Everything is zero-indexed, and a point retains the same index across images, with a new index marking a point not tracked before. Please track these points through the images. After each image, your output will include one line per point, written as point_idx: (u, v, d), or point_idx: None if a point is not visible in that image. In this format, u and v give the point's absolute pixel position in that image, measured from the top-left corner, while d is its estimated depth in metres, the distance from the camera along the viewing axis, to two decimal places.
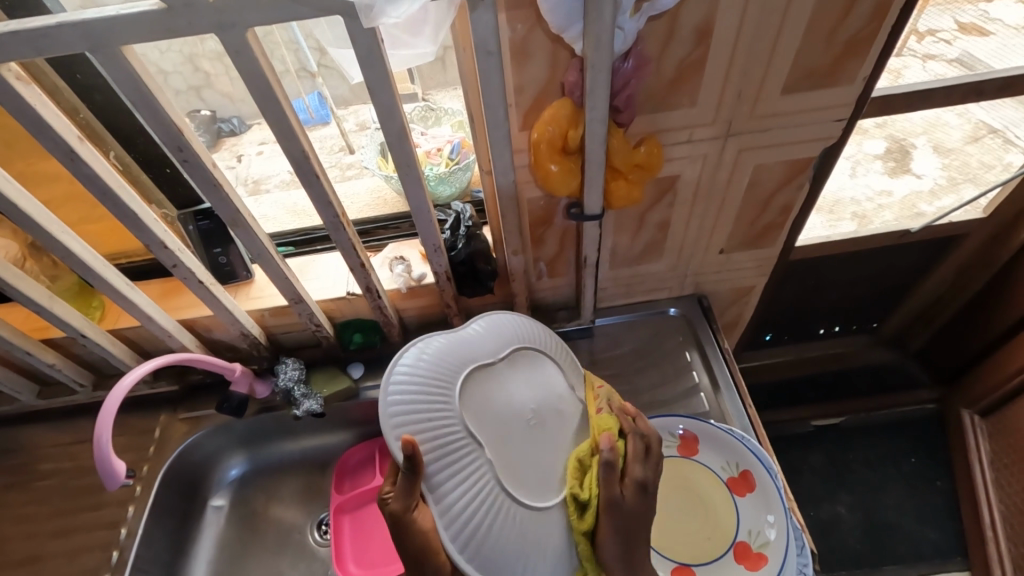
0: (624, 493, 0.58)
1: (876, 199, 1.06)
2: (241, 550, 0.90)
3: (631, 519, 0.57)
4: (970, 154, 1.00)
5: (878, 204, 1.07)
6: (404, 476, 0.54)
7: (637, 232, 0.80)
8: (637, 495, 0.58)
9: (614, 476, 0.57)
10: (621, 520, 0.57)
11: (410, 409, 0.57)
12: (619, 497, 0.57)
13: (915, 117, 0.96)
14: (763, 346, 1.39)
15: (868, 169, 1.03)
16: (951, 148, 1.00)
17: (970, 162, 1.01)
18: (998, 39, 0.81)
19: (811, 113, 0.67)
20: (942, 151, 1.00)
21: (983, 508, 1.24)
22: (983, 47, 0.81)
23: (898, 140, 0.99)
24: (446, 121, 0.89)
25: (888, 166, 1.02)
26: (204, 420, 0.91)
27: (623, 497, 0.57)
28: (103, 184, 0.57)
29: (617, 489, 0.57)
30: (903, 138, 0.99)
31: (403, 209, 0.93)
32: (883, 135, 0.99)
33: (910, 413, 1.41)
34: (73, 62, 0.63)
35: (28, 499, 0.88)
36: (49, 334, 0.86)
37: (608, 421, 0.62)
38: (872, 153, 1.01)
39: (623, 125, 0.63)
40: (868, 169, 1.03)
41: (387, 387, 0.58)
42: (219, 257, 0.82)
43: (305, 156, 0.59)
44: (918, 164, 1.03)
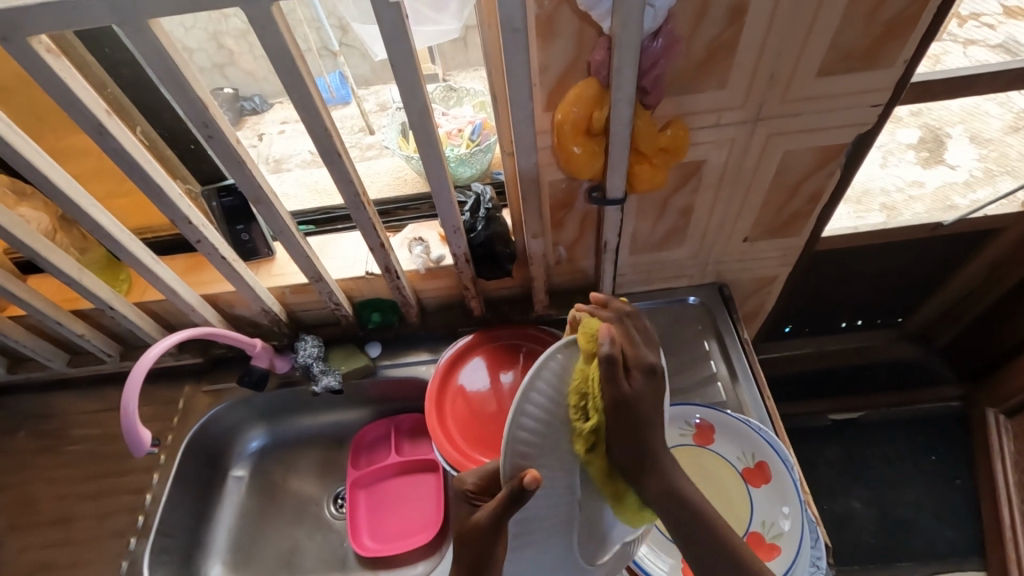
0: (631, 389, 0.49)
1: (907, 190, 1.03)
2: (261, 520, 0.92)
3: (641, 414, 0.49)
4: (1009, 146, 0.96)
5: (908, 195, 1.04)
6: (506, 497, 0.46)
7: (659, 217, 0.79)
8: (644, 386, 0.50)
9: (618, 370, 0.48)
10: (632, 431, 0.49)
11: (554, 407, 0.48)
12: (626, 395, 0.49)
13: (953, 106, 0.91)
14: (783, 338, 1.37)
15: (899, 160, 1.00)
16: (990, 139, 0.96)
17: (1009, 154, 0.97)
18: None
19: (845, 97, 0.65)
20: (980, 142, 0.97)
21: (1005, 509, 1.21)
22: None
23: (933, 130, 0.95)
24: (468, 101, 0.88)
25: (922, 156, 0.99)
26: (226, 393, 0.93)
27: (631, 392, 0.49)
28: (130, 158, 0.58)
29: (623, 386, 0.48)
30: (940, 127, 0.95)
31: (422, 190, 0.93)
32: (918, 124, 0.94)
33: (932, 411, 1.38)
34: (102, 36, 0.64)
35: (59, 462, 0.91)
36: (79, 305, 0.88)
37: (593, 324, 0.52)
38: (905, 144, 0.97)
39: (649, 106, 0.61)
40: (900, 159, 0.99)
41: (527, 391, 0.47)
42: (241, 233, 0.84)
43: (327, 134, 0.58)
44: (953, 154, 0.99)
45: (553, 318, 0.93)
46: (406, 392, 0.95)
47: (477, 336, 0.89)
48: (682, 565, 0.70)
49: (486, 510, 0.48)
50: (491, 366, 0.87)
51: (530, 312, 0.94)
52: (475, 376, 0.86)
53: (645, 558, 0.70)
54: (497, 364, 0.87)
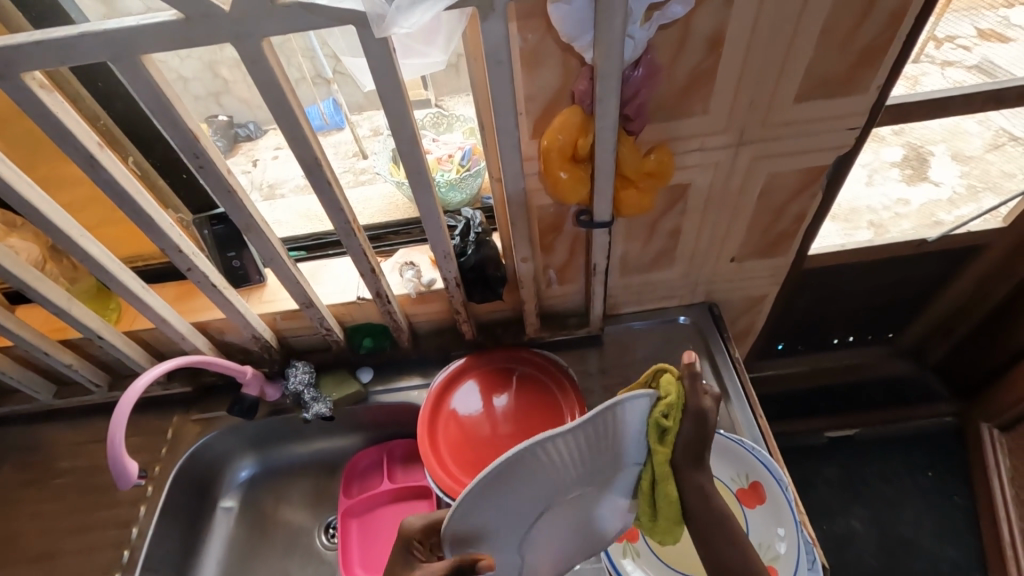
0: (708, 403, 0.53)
1: (892, 208, 1.05)
2: (250, 551, 0.90)
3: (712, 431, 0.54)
4: (991, 163, 0.99)
5: (895, 213, 1.06)
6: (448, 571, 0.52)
7: (648, 240, 0.80)
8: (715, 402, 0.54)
9: (699, 385, 0.53)
10: (699, 435, 0.53)
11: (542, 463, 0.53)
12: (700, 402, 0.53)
13: (933, 125, 0.94)
14: (776, 355, 1.37)
15: (884, 177, 1.02)
16: (971, 157, 0.98)
17: (991, 171, 1.00)
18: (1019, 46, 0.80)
19: (824, 121, 0.66)
20: (962, 160, 0.98)
21: (1003, 524, 1.21)
22: (1005, 53, 0.80)
23: (916, 147, 0.97)
24: (458, 128, 0.90)
25: (905, 173, 1.00)
26: (216, 421, 0.92)
27: (711, 406, 0.53)
28: (121, 188, 0.59)
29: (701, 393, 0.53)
30: (921, 146, 0.97)
31: (414, 215, 0.94)
32: (900, 142, 0.97)
33: (927, 426, 1.38)
34: (94, 69, 0.65)
35: (44, 496, 0.90)
36: (67, 335, 0.88)
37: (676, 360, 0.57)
38: (889, 161, 0.99)
39: (633, 132, 0.63)
40: (884, 177, 1.01)
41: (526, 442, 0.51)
42: (232, 260, 0.84)
43: (317, 163, 0.59)
44: (936, 172, 1.01)
45: (545, 340, 0.93)
46: (399, 417, 0.94)
47: (470, 359, 0.89)
48: None
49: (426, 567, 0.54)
50: (484, 390, 0.87)
51: (522, 336, 0.94)
52: (467, 400, 0.86)
53: None
54: (490, 388, 0.87)
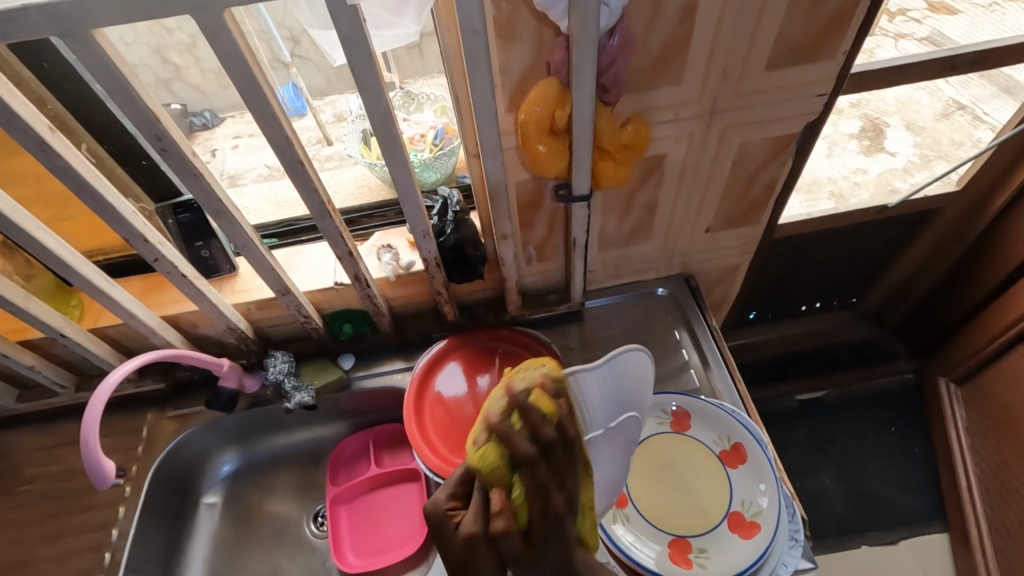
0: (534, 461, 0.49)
1: (852, 178, 1.09)
2: (237, 545, 0.89)
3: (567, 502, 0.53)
4: (941, 132, 1.04)
5: (853, 182, 1.10)
6: (491, 493, 0.48)
7: (625, 213, 0.81)
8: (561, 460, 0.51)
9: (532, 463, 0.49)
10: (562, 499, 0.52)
11: None
12: (533, 479, 0.49)
13: (889, 97, 0.99)
14: (747, 325, 1.42)
15: (843, 149, 1.05)
16: (923, 126, 1.04)
17: (941, 140, 1.05)
18: (966, 18, 0.84)
19: (793, 89, 0.67)
20: (915, 130, 1.04)
21: (960, 470, 1.28)
22: (953, 25, 0.84)
23: (872, 119, 1.02)
24: (429, 107, 0.89)
25: (863, 144, 1.04)
26: (194, 417, 0.89)
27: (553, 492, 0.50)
28: (77, 175, 0.55)
29: (544, 478, 0.50)
30: (878, 116, 1.01)
31: (389, 198, 0.92)
32: (858, 115, 1.01)
33: (889, 385, 1.45)
34: (38, 49, 0.61)
35: (12, 504, 0.86)
36: (27, 335, 0.83)
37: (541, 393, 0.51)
38: (847, 134, 1.03)
39: (610, 104, 0.62)
40: (844, 148, 1.05)
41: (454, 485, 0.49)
42: (200, 250, 0.81)
43: (289, 143, 0.57)
44: (892, 142, 1.06)
45: (527, 318, 0.93)
46: (383, 402, 0.93)
47: (452, 340, 0.89)
48: (668, 550, 0.70)
49: (473, 518, 0.49)
50: (467, 371, 0.87)
51: (504, 314, 0.94)
52: (451, 382, 0.86)
53: (631, 546, 0.70)
54: (473, 369, 0.87)
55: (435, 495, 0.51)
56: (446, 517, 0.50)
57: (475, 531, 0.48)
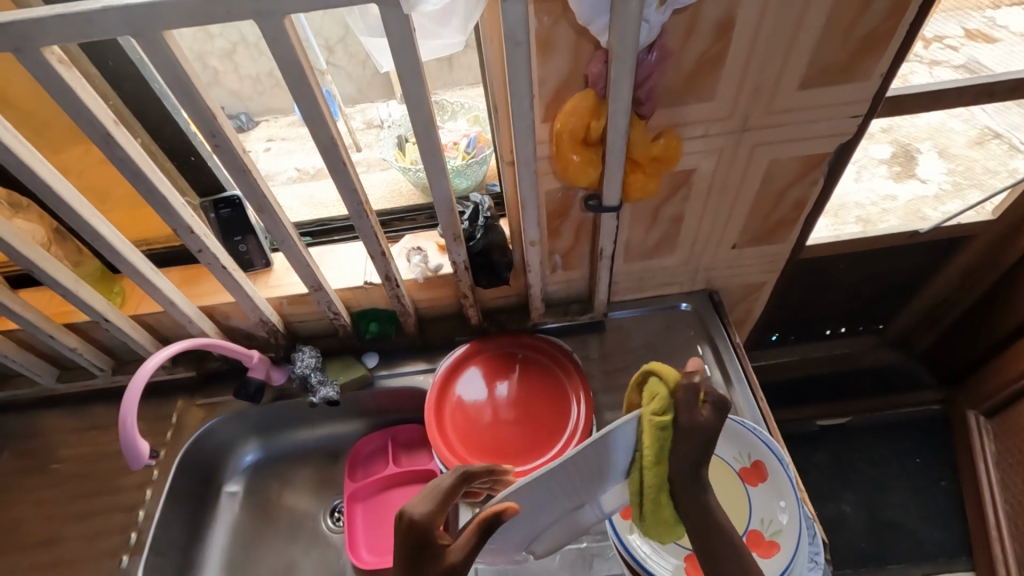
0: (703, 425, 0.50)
1: (881, 203, 1.08)
2: (255, 535, 0.91)
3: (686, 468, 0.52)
4: (974, 160, 1.03)
5: (881, 208, 1.09)
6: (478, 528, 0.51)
7: (652, 225, 0.82)
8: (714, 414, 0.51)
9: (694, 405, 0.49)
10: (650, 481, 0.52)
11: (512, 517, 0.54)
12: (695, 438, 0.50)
13: (921, 123, 0.99)
14: (769, 345, 1.41)
15: (872, 173, 1.06)
16: (956, 154, 1.03)
17: (974, 168, 1.04)
18: (1005, 46, 0.83)
19: (827, 109, 0.68)
20: (947, 156, 1.03)
21: (988, 506, 1.24)
22: (990, 53, 0.84)
23: (904, 145, 1.02)
24: (462, 116, 0.91)
25: (894, 170, 1.05)
26: (222, 406, 0.92)
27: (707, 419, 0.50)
28: (135, 166, 0.59)
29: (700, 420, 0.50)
30: (909, 143, 1.02)
31: (419, 202, 0.94)
32: (889, 140, 1.02)
33: (915, 414, 1.42)
34: (105, 49, 0.64)
35: (47, 480, 0.89)
36: (71, 318, 0.87)
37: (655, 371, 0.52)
38: (877, 158, 1.04)
39: (643, 117, 0.64)
40: (872, 173, 1.06)
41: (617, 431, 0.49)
42: (238, 245, 0.84)
43: (333, 143, 0.60)
44: (923, 169, 1.06)
45: (550, 326, 0.94)
46: (403, 402, 0.95)
47: (474, 344, 0.90)
48: (684, 565, 0.70)
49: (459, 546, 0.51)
50: (488, 375, 0.88)
51: (526, 320, 0.95)
52: (471, 386, 0.87)
53: (646, 557, 0.70)
54: (493, 374, 0.88)
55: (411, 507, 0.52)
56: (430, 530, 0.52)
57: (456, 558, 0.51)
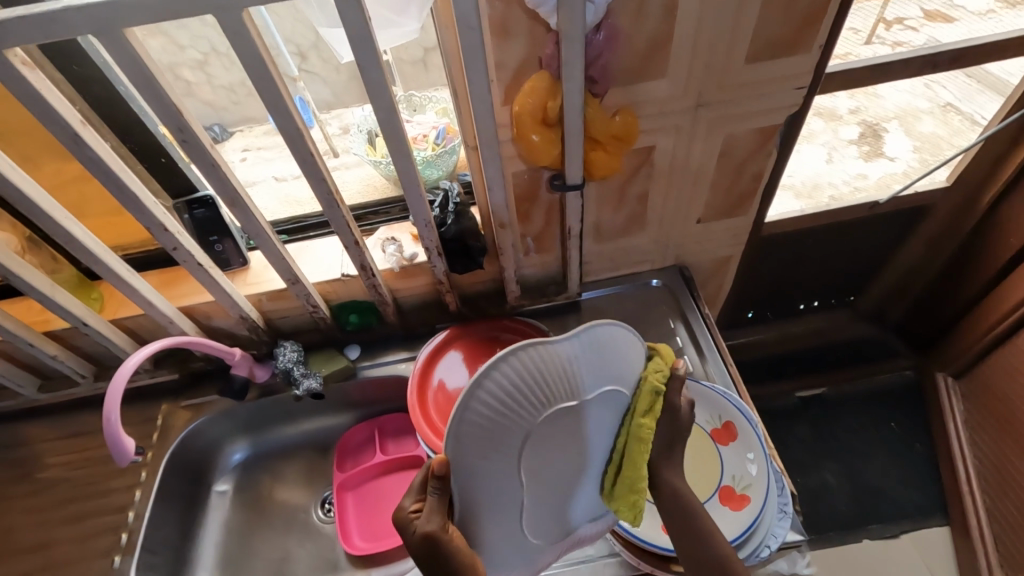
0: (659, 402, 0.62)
1: (854, 182, 1.13)
2: (247, 532, 0.92)
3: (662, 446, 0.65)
4: (940, 136, 1.07)
5: (854, 187, 1.14)
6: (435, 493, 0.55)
7: (619, 205, 0.85)
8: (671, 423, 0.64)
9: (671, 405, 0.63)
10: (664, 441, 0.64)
11: (484, 452, 0.55)
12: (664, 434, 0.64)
13: (887, 103, 1.04)
14: (746, 323, 1.45)
15: (843, 155, 1.10)
16: (922, 132, 1.08)
17: (940, 144, 1.08)
18: (962, 25, 0.89)
19: (774, 82, 0.71)
20: (913, 134, 1.08)
21: (959, 463, 1.29)
22: (949, 32, 0.88)
23: (872, 125, 1.07)
24: (431, 109, 0.93)
25: (863, 150, 1.09)
26: (207, 405, 0.93)
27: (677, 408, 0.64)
28: (104, 165, 0.60)
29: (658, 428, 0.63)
30: (877, 123, 1.06)
31: (393, 195, 0.96)
32: (858, 121, 1.05)
33: (889, 381, 1.47)
34: (70, 53, 0.66)
35: (32, 490, 0.89)
36: (51, 326, 0.87)
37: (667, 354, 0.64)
38: (847, 139, 1.07)
39: (598, 95, 0.67)
40: (844, 154, 1.09)
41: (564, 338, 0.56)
42: (215, 244, 0.85)
43: (300, 134, 0.62)
44: (891, 147, 1.10)
45: (526, 308, 0.97)
46: (387, 391, 0.97)
47: (454, 330, 0.93)
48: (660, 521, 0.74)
49: (425, 521, 0.54)
50: (469, 360, 0.90)
51: (504, 305, 0.98)
52: (453, 371, 0.89)
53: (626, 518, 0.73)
54: (474, 358, 0.90)
55: (401, 501, 0.58)
56: (406, 518, 0.56)
57: (431, 530, 0.54)
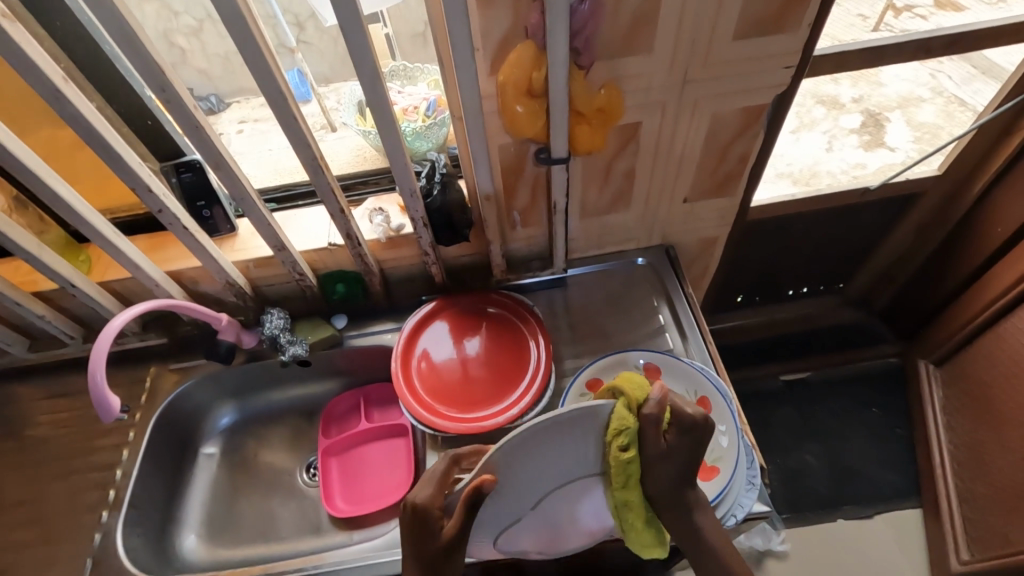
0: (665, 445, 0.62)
1: (852, 172, 1.13)
2: (233, 494, 0.94)
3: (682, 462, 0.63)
4: (940, 128, 1.07)
5: (853, 176, 1.13)
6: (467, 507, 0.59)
7: (605, 182, 0.85)
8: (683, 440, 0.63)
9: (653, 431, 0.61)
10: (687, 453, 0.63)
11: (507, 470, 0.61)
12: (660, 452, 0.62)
13: (889, 92, 1.04)
14: (734, 307, 1.46)
15: (843, 144, 1.11)
16: (923, 122, 1.07)
17: (940, 135, 1.08)
18: (972, 15, 0.88)
19: (761, 61, 0.71)
20: (915, 125, 1.08)
21: (934, 446, 1.32)
22: (958, 19, 0.88)
23: (873, 114, 1.07)
24: (422, 80, 0.93)
25: (864, 139, 1.09)
26: (194, 370, 0.94)
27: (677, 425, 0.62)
28: (85, 122, 0.60)
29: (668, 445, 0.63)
30: (879, 112, 1.07)
31: (381, 165, 0.96)
32: (859, 110, 1.06)
33: (872, 367, 1.50)
34: (52, 9, 0.65)
35: (21, 447, 0.91)
36: (39, 286, 0.88)
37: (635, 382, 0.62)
38: (849, 128, 1.08)
39: (583, 67, 0.66)
40: (844, 142, 1.10)
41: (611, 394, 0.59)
42: (202, 210, 0.85)
43: (283, 98, 0.61)
44: (892, 137, 1.10)
45: (512, 282, 0.98)
46: (373, 361, 0.98)
47: (439, 302, 0.94)
48: None
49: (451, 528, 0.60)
50: (454, 332, 0.91)
51: (490, 279, 0.98)
52: (438, 342, 0.91)
53: None
54: (460, 331, 0.92)
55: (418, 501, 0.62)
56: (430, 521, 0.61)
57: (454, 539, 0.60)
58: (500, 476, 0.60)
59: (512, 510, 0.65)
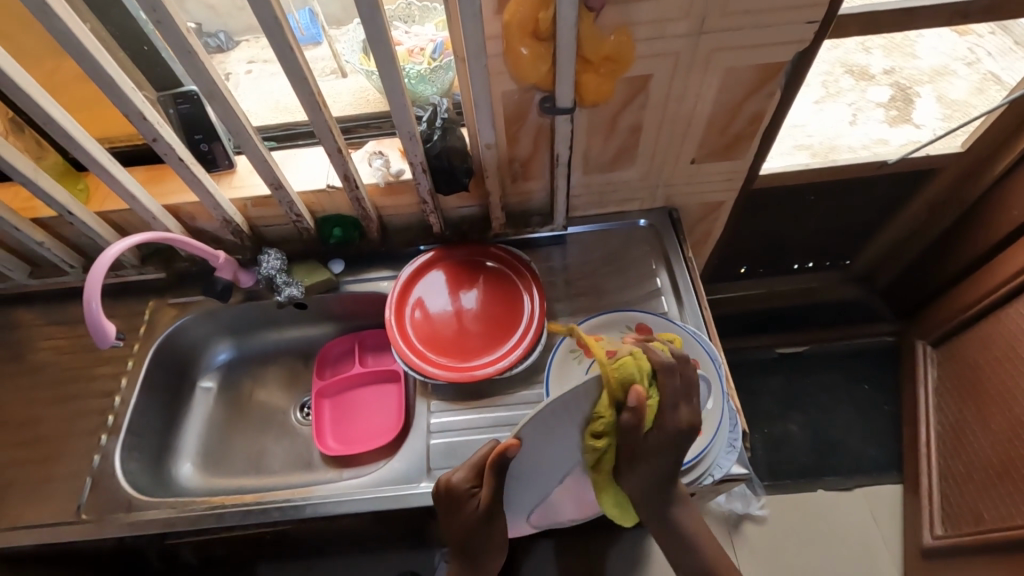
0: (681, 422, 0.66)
1: (873, 147, 1.07)
2: (228, 427, 0.97)
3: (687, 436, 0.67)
4: (974, 109, 1.01)
5: (874, 153, 1.07)
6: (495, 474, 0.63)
7: (610, 136, 0.83)
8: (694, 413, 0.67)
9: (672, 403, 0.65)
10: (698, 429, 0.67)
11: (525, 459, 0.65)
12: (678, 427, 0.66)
13: (922, 65, 1.01)
14: (736, 278, 1.45)
15: (869, 117, 1.06)
16: (955, 100, 1.02)
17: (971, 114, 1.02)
18: None
19: (782, 12, 0.67)
20: (946, 102, 1.02)
21: (921, 425, 1.33)
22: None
23: (903, 88, 1.03)
24: (429, 20, 0.89)
25: (890, 114, 1.05)
26: (192, 305, 0.95)
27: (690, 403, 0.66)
28: (74, 41, 0.58)
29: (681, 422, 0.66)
30: (909, 86, 1.03)
31: (383, 108, 0.93)
32: (889, 82, 1.03)
33: (869, 344, 1.49)
34: None
35: (22, 369, 0.93)
36: (38, 213, 0.88)
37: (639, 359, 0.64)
38: (874, 102, 1.05)
39: (593, 9, 0.64)
40: (869, 116, 1.06)
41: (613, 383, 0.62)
42: (200, 144, 0.84)
43: (278, 26, 0.59)
44: (919, 113, 1.04)
45: (511, 237, 0.97)
46: (368, 306, 0.98)
47: (437, 253, 0.93)
48: None
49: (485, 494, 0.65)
50: (450, 284, 0.91)
51: (488, 231, 0.97)
52: (434, 293, 0.91)
53: None
54: (456, 283, 0.91)
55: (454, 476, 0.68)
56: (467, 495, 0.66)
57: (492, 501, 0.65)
58: (518, 462, 0.65)
59: (533, 490, 0.70)
